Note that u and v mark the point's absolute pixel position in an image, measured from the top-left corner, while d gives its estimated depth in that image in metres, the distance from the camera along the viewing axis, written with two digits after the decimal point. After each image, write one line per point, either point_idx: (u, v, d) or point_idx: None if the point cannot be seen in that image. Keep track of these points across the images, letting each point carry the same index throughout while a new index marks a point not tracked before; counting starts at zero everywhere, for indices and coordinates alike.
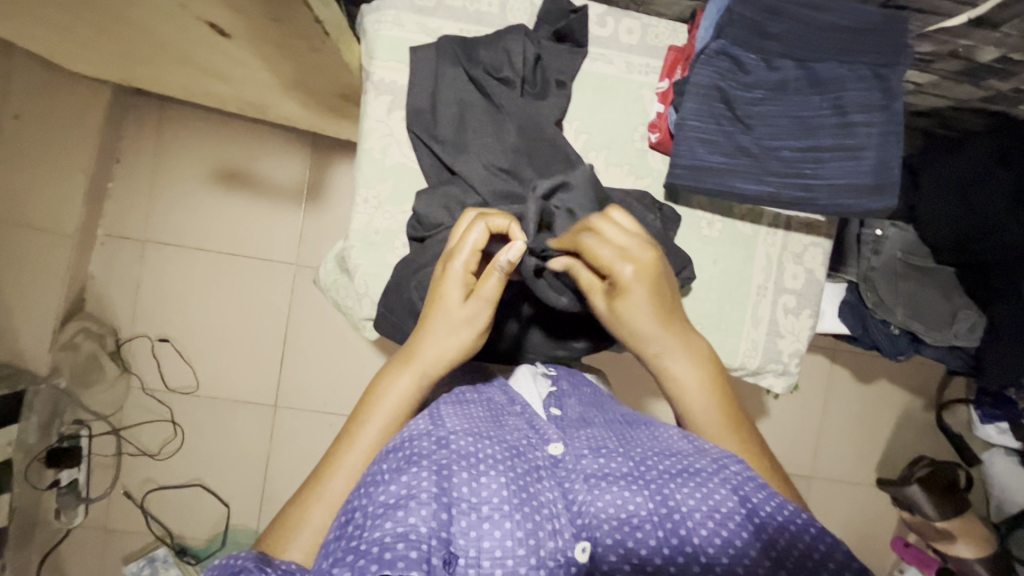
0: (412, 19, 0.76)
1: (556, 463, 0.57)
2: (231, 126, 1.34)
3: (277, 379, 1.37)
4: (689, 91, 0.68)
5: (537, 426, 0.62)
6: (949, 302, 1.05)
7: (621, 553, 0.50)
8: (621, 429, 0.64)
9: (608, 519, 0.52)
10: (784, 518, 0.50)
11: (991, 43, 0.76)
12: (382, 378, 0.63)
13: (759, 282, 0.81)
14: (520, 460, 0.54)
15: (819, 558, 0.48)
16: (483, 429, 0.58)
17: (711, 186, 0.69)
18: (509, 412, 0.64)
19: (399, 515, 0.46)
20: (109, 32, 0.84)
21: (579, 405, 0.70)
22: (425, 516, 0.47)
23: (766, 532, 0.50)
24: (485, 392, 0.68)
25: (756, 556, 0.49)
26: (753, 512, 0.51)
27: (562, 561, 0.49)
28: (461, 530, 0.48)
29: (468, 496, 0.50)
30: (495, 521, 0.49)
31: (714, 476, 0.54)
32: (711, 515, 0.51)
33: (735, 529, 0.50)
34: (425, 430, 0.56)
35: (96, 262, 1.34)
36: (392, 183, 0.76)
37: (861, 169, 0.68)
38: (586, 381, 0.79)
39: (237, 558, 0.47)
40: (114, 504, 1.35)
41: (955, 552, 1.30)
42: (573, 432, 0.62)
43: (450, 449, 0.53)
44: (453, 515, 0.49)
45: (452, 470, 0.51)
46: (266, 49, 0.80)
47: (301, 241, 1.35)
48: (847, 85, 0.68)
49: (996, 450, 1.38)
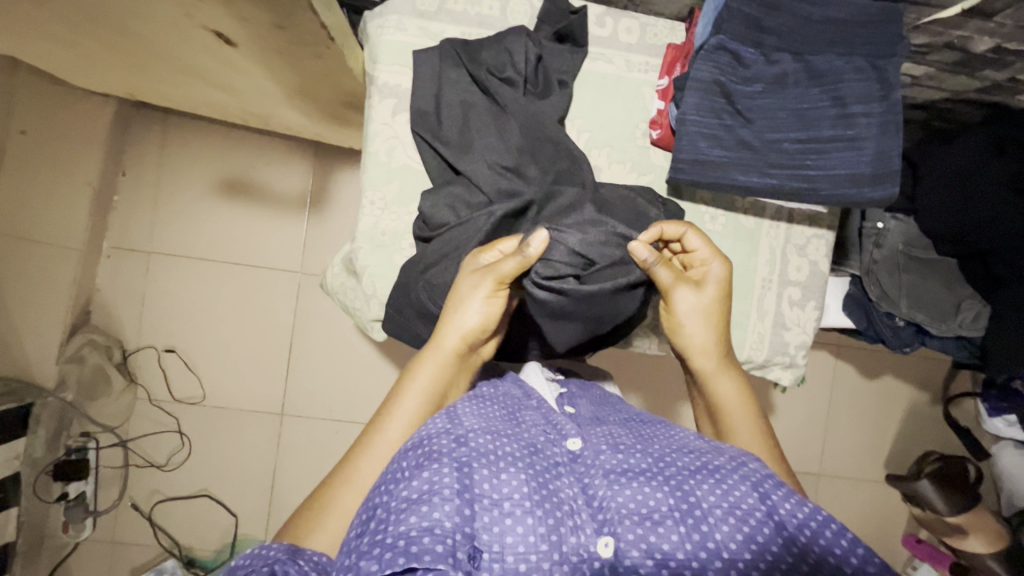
0: (414, 23, 0.77)
1: (575, 459, 0.59)
2: (233, 138, 1.35)
3: (283, 387, 1.37)
4: (689, 86, 0.69)
5: (555, 421, 0.63)
6: (952, 293, 1.05)
7: (643, 549, 0.51)
8: (637, 428, 0.65)
9: (629, 514, 0.53)
10: (803, 517, 0.52)
11: (985, 34, 0.77)
12: (410, 368, 0.65)
13: (763, 275, 0.82)
14: (539, 458, 0.56)
15: (823, 550, 0.51)
16: (501, 427, 0.59)
17: (713, 180, 0.70)
18: (526, 406, 0.65)
19: (423, 510, 0.48)
20: (115, 45, 0.85)
21: (591, 404, 0.71)
22: (450, 511, 0.48)
23: (787, 530, 0.52)
24: (501, 386, 0.69)
25: (778, 552, 0.51)
26: (773, 508, 0.53)
27: (585, 556, 0.51)
28: (484, 525, 0.50)
29: (489, 492, 0.51)
30: (517, 517, 0.50)
31: (732, 472, 0.56)
32: (731, 511, 0.53)
33: (757, 525, 0.52)
34: (443, 428, 0.56)
35: (102, 274, 1.35)
36: (398, 184, 0.77)
37: (861, 159, 0.69)
38: (597, 385, 0.79)
39: (270, 549, 0.52)
40: (121, 516, 1.35)
41: (969, 546, 1.30)
42: (590, 429, 0.64)
43: (470, 446, 0.54)
44: (476, 510, 0.50)
45: (473, 466, 0.52)
46: (270, 57, 0.81)
47: (305, 249, 1.36)
48: (845, 76, 0.69)
49: (1005, 444, 1.39)
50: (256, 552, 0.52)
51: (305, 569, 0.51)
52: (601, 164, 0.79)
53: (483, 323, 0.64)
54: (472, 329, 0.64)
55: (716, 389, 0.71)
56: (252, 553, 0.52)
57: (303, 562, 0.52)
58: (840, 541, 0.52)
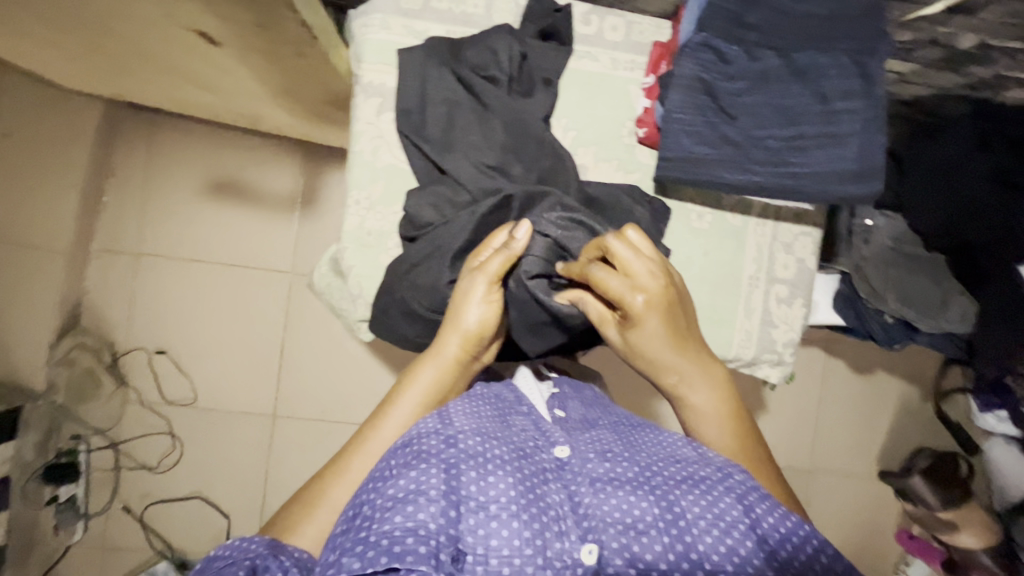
0: (398, 22, 0.77)
1: (562, 465, 0.58)
2: (222, 138, 1.34)
3: (275, 387, 1.36)
4: (673, 83, 0.69)
5: (544, 428, 0.62)
6: (940, 288, 1.04)
7: (626, 557, 0.52)
8: (626, 434, 0.64)
9: (614, 523, 0.53)
10: (786, 530, 0.53)
11: (969, 30, 0.77)
12: (408, 372, 0.67)
13: (751, 273, 0.82)
14: (527, 462, 0.56)
15: (805, 561, 0.52)
16: (491, 429, 0.58)
17: (698, 177, 0.70)
18: (516, 411, 0.64)
19: (409, 509, 0.48)
20: (98, 45, 0.85)
21: (581, 406, 0.70)
22: (435, 513, 0.48)
23: (769, 543, 0.52)
24: (495, 391, 0.68)
25: (759, 565, 0.51)
26: (756, 521, 0.53)
27: (568, 562, 0.51)
28: (469, 528, 0.49)
29: (475, 494, 0.51)
30: (502, 520, 0.50)
31: (719, 483, 0.56)
32: (715, 523, 0.53)
33: (740, 538, 0.52)
34: (433, 428, 0.56)
35: (91, 276, 1.34)
36: (383, 184, 0.76)
37: (845, 156, 0.69)
38: (587, 384, 0.78)
39: (251, 543, 0.52)
40: (113, 519, 1.34)
41: (961, 542, 1.30)
42: (578, 435, 0.63)
43: (459, 448, 0.54)
44: (461, 512, 0.50)
45: (461, 468, 0.52)
46: (254, 56, 0.81)
47: (296, 250, 1.36)
48: (829, 73, 0.69)
49: (996, 439, 1.38)
50: (236, 544, 0.52)
51: (285, 565, 0.50)
52: (587, 163, 0.79)
53: (482, 327, 0.66)
54: (471, 331, 0.66)
55: (694, 399, 0.68)
56: (231, 545, 0.52)
57: (282, 558, 0.51)
58: (820, 556, 0.52)
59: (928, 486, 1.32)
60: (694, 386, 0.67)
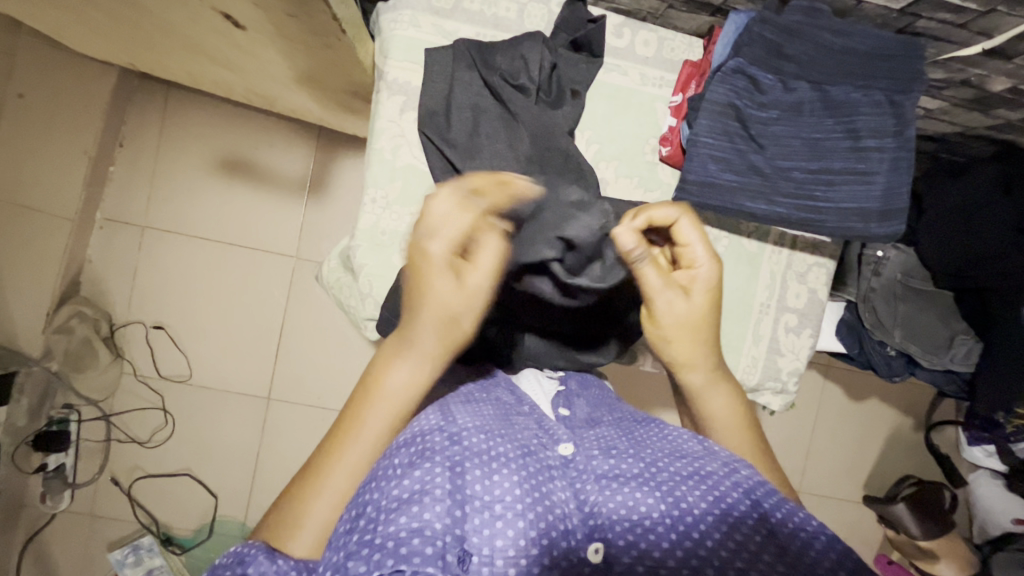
0: (429, 20, 0.76)
1: (567, 463, 0.57)
2: (238, 116, 1.33)
3: (272, 369, 1.36)
4: (704, 107, 0.68)
5: (547, 426, 0.61)
6: (946, 327, 1.05)
7: (635, 555, 0.50)
8: (631, 430, 0.64)
9: (621, 521, 0.52)
10: (795, 525, 0.53)
11: (1003, 74, 0.78)
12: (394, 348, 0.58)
13: (762, 300, 0.82)
14: (533, 460, 0.54)
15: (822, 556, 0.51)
16: (495, 427, 0.57)
17: (720, 205, 0.69)
18: (519, 412, 0.63)
19: (414, 510, 0.46)
20: (118, 18, 0.83)
21: (589, 404, 0.69)
22: (440, 512, 0.47)
23: (779, 536, 0.52)
24: (493, 392, 0.66)
25: (771, 559, 0.50)
26: (765, 514, 0.53)
27: (574, 561, 0.49)
28: (475, 527, 0.48)
29: (481, 493, 0.49)
30: (508, 519, 0.48)
31: (724, 479, 0.56)
32: (722, 518, 0.52)
33: (749, 532, 0.52)
34: (438, 425, 0.55)
35: (94, 245, 1.33)
36: (402, 184, 0.76)
37: (870, 194, 0.69)
38: (596, 380, 0.77)
39: (251, 547, 0.49)
40: (101, 490, 1.33)
41: (937, 570, 1.32)
42: (582, 433, 0.62)
43: (463, 446, 0.53)
44: (467, 512, 0.48)
45: (466, 466, 0.51)
46: (279, 42, 0.79)
47: (303, 234, 1.35)
48: (861, 109, 0.69)
49: (982, 472, 1.41)
50: (237, 550, 0.49)
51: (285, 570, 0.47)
52: (608, 177, 0.78)
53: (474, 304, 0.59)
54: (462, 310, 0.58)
55: (706, 404, 0.68)
56: (233, 550, 0.49)
57: (282, 561, 0.48)
58: (829, 550, 0.51)
59: (913, 517, 1.30)
60: (713, 391, 0.69)
